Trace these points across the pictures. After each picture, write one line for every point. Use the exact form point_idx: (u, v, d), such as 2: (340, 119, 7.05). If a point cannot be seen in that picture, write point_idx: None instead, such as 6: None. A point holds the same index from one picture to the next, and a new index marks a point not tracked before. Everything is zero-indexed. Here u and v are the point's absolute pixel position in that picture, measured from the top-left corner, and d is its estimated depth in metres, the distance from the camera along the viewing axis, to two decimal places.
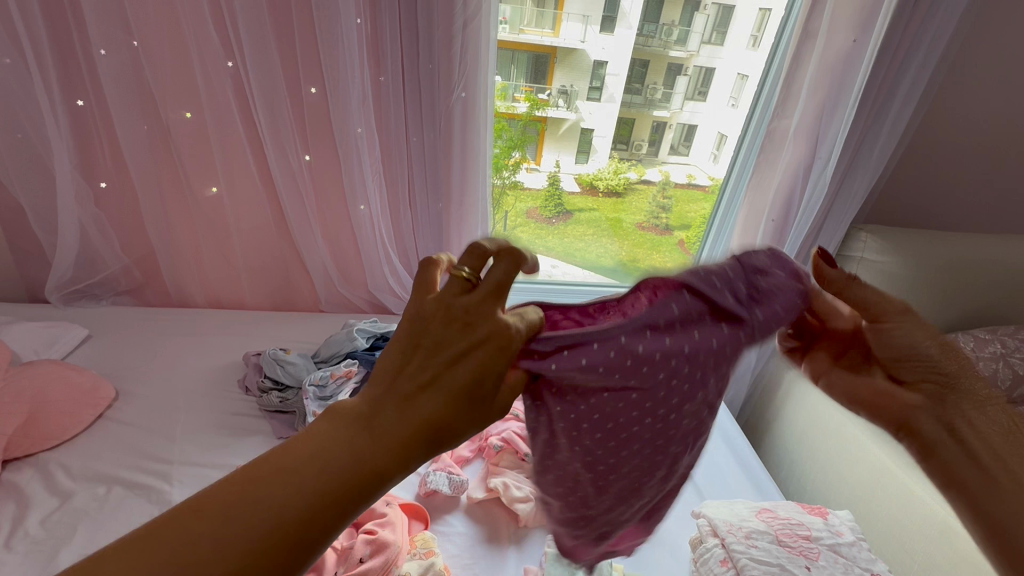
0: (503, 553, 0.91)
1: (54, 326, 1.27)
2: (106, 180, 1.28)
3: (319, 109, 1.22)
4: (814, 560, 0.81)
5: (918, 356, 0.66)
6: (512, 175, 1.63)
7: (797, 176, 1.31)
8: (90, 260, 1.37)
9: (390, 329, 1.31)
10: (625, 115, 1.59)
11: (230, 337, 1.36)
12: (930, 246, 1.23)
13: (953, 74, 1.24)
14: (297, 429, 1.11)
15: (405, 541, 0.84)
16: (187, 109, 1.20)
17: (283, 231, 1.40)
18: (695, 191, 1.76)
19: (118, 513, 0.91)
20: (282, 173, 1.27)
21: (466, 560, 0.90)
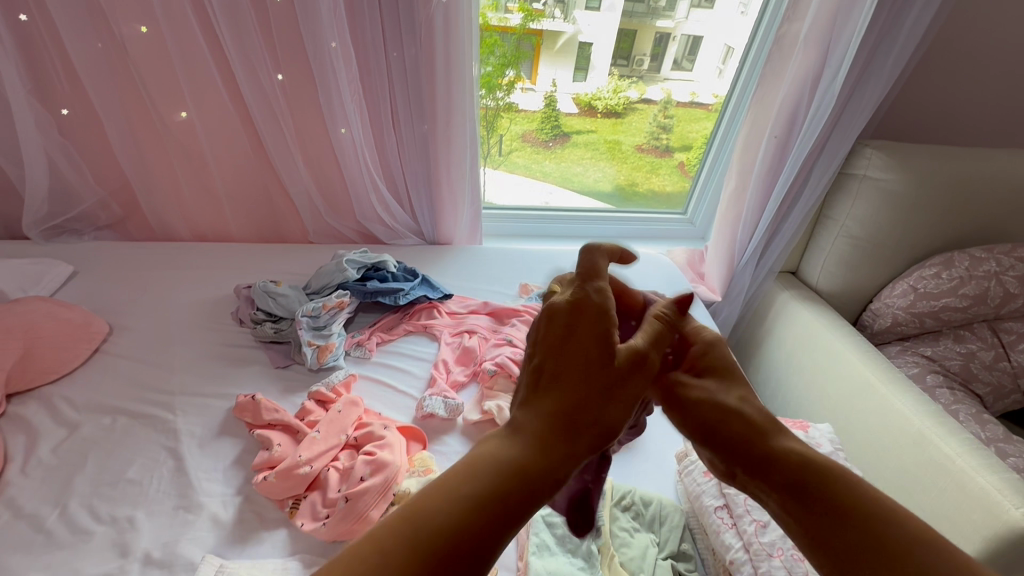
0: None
1: (37, 262, 1.25)
2: (67, 107, 1.20)
3: (288, 22, 1.12)
4: None
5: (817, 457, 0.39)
6: (506, 96, 1.53)
7: (804, 86, 1.23)
8: (63, 193, 1.32)
9: (380, 257, 1.28)
10: (626, 25, 1.47)
11: (219, 271, 1.34)
12: (938, 162, 1.18)
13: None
14: (294, 357, 1.12)
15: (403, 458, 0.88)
16: (142, 24, 1.09)
17: (263, 159, 1.34)
18: (698, 110, 1.67)
19: (126, 441, 0.95)
20: (254, 95, 1.19)
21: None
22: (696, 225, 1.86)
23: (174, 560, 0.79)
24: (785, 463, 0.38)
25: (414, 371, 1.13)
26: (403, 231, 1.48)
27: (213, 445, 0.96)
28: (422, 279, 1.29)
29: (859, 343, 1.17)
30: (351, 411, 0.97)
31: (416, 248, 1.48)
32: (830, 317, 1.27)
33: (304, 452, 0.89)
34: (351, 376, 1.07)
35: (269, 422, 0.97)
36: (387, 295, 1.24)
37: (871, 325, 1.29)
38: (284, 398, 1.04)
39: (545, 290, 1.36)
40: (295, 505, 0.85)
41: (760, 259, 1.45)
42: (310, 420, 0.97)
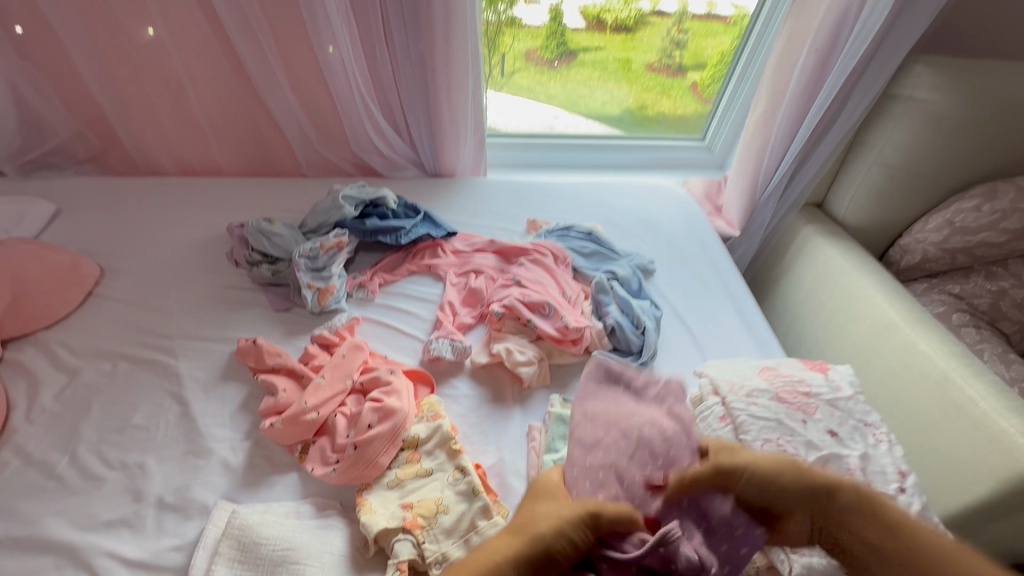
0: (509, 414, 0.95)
1: (16, 200, 1.18)
2: (22, 25, 1.09)
3: None
4: (811, 414, 0.83)
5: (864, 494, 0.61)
6: (508, 10, 1.38)
7: None
8: (34, 124, 1.22)
9: (379, 192, 1.20)
10: None
11: (209, 208, 1.27)
12: (993, 79, 1.06)
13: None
14: (295, 299, 1.08)
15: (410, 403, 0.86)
16: None
17: (244, 84, 1.22)
18: (716, 23, 1.51)
19: (129, 387, 0.93)
20: (228, 7, 1.06)
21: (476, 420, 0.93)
22: (713, 152, 1.71)
23: (189, 504, 0.80)
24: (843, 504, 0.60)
25: (419, 313, 1.09)
26: (401, 162, 1.38)
27: (217, 390, 0.94)
28: (424, 216, 1.22)
29: (886, 282, 1.12)
30: (356, 356, 0.94)
31: (417, 181, 1.39)
32: (857, 254, 1.21)
33: (310, 399, 0.87)
34: (355, 318, 1.03)
35: (273, 367, 0.94)
36: (388, 234, 1.17)
37: (897, 261, 1.23)
38: (287, 342, 1.01)
39: (554, 226, 1.28)
40: (304, 450, 0.85)
41: (783, 193, 1.32)
42: (314, 365, 0.94)
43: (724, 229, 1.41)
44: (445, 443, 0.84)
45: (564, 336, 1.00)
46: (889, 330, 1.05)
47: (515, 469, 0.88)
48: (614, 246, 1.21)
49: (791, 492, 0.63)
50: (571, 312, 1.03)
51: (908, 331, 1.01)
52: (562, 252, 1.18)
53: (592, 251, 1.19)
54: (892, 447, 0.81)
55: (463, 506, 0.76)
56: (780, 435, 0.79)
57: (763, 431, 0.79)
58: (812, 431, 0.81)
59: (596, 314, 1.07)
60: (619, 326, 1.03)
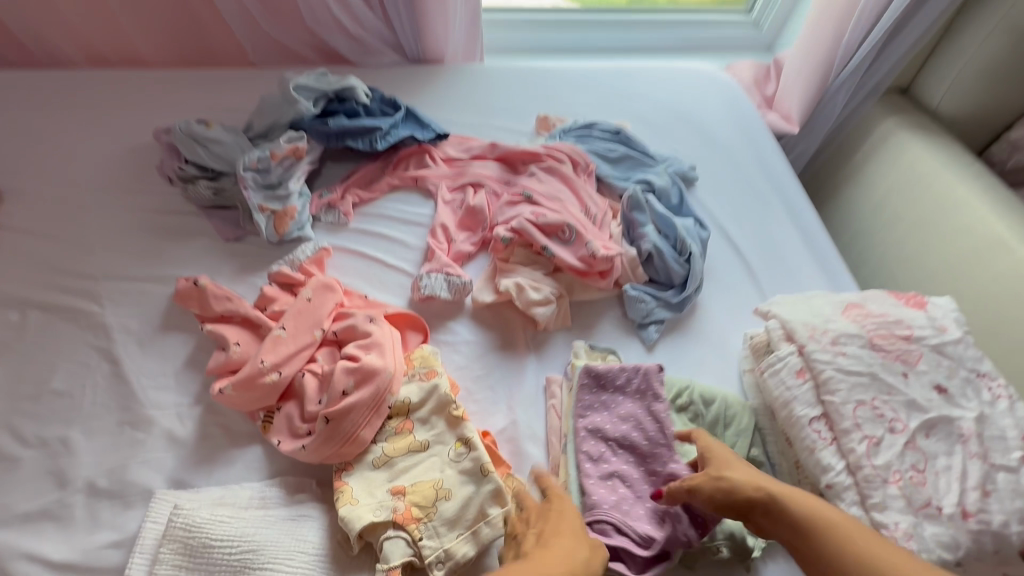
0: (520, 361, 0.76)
1: None
2: None
3: None
4: (913, 365, 0.64)
5: (849, 527, 0.52)
6: None
7: None
8: None
9: (344, 81, 0.92)
10: None
11: (133, 109, 1.00)
12: None
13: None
14: (246, 224, 0.85)
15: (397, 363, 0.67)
16: None
17: None
18: None
19: (44, 342, 0.74)
20: None
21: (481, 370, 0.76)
22: (762, 29, 1.38)
23: (127, 490, 0.64)
24: (767, 509, 0.55)
25: (405, 241, 0.87)
26: (375, 43, 1.07)
27: (156, 344, 0.75)
28: (406, 113, 0.95)
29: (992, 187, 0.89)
30: (325, 299, 0.74)
31: (396, 70, 1.09)
32: (953, 152, 0.96)
33: (268, 357, 0.68)
34: (323, 249, 0.81)
35: (223, 314, 0.75)
36: (359, 138, 0.91)
37: (1000, 162, 0.98)
38: (241, 281, 0.81)
39: (572, 123, 1.02)
40: (268, 419, 0.67)
41: (866, 72, 1.03)
42: (273, 311, 0.74)
43: (779, 124, 1.13)
44: (444, 408, 0.66)
45: (589, 268, 0.78)
46: (993, 249, 0.84)
47: (531, 433, 0.71)
48: (648, 149, 0.95)
49: (723, 499, 0.56)
50: (597, 237, 0.81)
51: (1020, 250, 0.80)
52: (582, 156, 0.93)
53: (620, 156, 0.94)
54: None
55: (469, 488, 0.61)
56: (875, 395, 0.61)
57: (856, 391, 0.61)
58: (915, 388, 0.62)
59: (627, 236, 0.85)
60: (657, 252, 0.82)
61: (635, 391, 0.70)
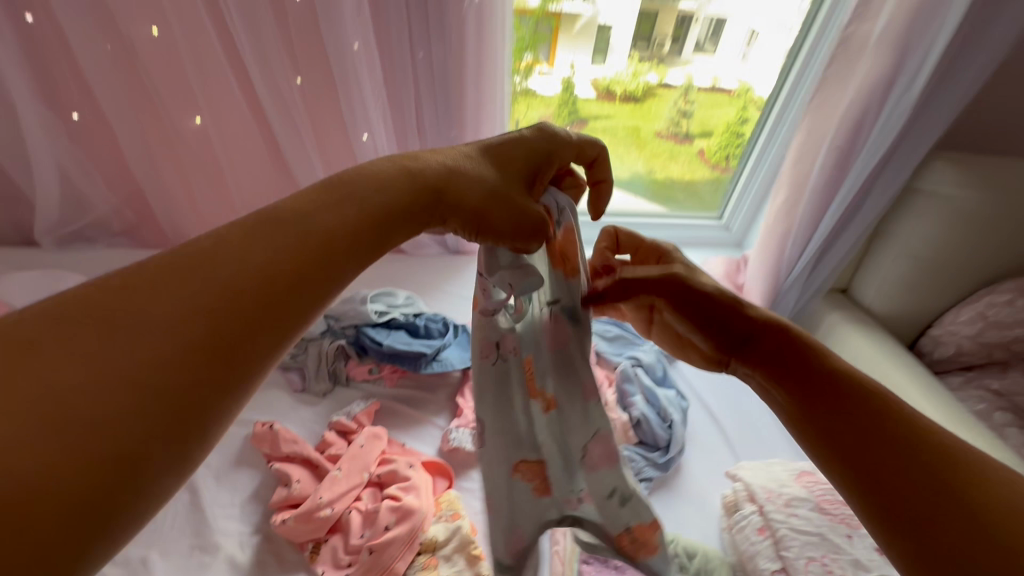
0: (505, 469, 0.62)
1: (49, 273, 1.17)
2: (76, 110, 1.12)
3: (307, 21, 1.03)
4: (856, 529, 0.77)
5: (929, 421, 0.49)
6: (524, 82, 1.36)
7: (872, 94, 1.07)
8: (75, 203, 1.23)
9: (410, 303, 1.15)
10: (647, 7, 1.36)
11: None
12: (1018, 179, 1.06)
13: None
14: (334, 383, 1.06)
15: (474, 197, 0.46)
16: (153, 26, 1.01)
17: (280, 166, 1.26)
18: (722, 95, 1.56)
19: None
20: (270, 97, 1.10)
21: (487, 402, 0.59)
22: (731, 231, 1.73)
23: None
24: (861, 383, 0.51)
25: (435, 397, 1.06)
26: (425, 239, 1.39)
27: (230, 477, 0.91)
28: (457, 339, 1.12)
29: (919, 375, 1.08)
30: (373, 446, 0.90)
31: (440, 259, 1.39)
32: (888, 344, 1.17)
33: (325, 493, 0.83)
34: (373, 403, 1.01)
35: (288, 455, 0.91)
36: (408, 359, 1.05)
37: (930, 352, 1.19)
38: (304, 425, 0.98)
39: None
40: (315, 549, 0.80)
41: (808, 280, 1.30)
42: (330, 454, 0.91)
43: None
44: (464, 548, 0.79)
45: None
46: None
47: None
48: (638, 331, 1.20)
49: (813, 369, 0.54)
50: None
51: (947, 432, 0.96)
52: None
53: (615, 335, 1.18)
54: None
55: None
56: (825, 553, 0.74)
57: (807, 548, 0.74)
58: (859, 548, 0.75)
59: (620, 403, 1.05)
60: (644, 419, 1.00)
61: None
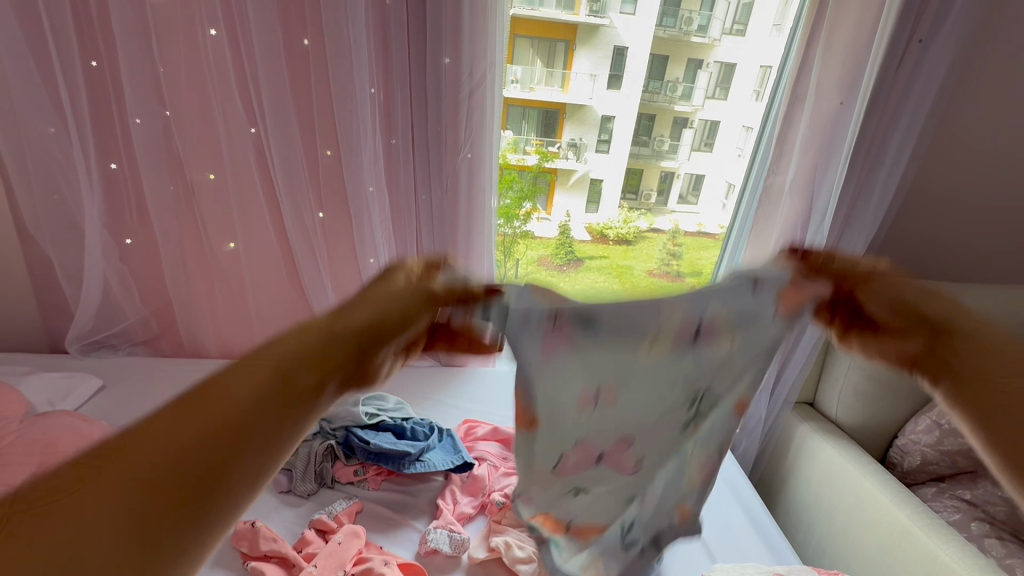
0: (585, 386, 0.69)
1: (72, 377, 1.29)
2: (131, 236, 1.34)
3: (333, 170, 1.28)
4: None
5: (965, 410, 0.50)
6: (523, 225, 1.64)
7: (795, 229, 1.29)
8: (109, 312, 1.40)
9: (399, 408, 1.26)
10: (634, 165, 1.61)
11: None
12: None
13: (948, 119, 1.24)
14: (319, 484, 1.10)
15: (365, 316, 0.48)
16: (211, 172, 1.27)
17: (296, 285, 1.44)
18: (706, 238, 1.71)
19: None
20: (296, 229, 1.31)
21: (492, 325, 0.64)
22: None
23: None
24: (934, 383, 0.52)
25: (417, 500, 1.09)
26: None
27: None
28: (440, 442, 1.19)
29: (890, 483, 1.11)
30: (351, 544, 0.93)
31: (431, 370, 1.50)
32: (857, 452, 1.22)
33: None
34: (355, 503, 1.04)
35: (266, 554, 0.91)
36: (392, 459, 1.11)
37: (900, 463, 1.24)
38: (286, 526, 1.00)
39: None
40: None
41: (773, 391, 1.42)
42: (308, 552, 0.93)
43: None
44: None
45: None
46: (906, 538, 1.01)
47: None
48: None
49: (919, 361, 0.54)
50: None
51: (924, 540, 0.97)
52: None
53: None
54: None
55: None
56: None
57: None
58: None
59: None
60: None
61: None
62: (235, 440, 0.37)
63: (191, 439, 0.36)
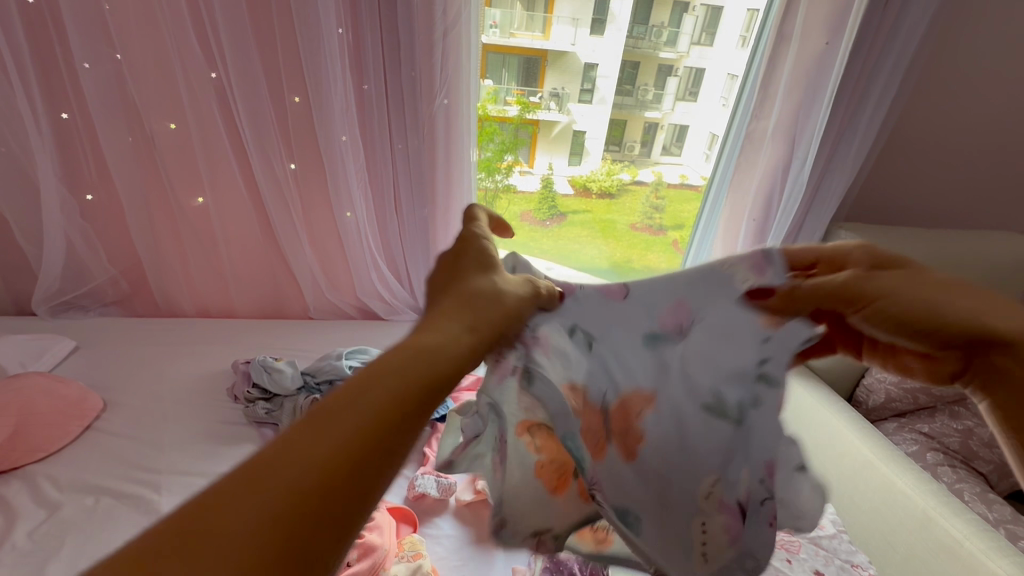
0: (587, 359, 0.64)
1: (43, 338, 1.26)
2: (91, 192, 1.27)
3: (303, 119, 1.22)
4: (795, 553, 0.82)
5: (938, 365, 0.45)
6: (505, 178, 1.62)
7: (775, 175, 1.31)
8: (76, 272, 1.36)
9: None
10: (616, 116, 1.57)
11: (218, 347, 1.36)
12: (910, 245, 1.25)
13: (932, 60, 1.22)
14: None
15: (509, 321, 0.45)
16: (171, 122, 1.20)
17: (270, 241, 1.41)
18: (688, 191, 1.71)
19: (105, 524, 0.91)
20: (267, 182, 1.27)
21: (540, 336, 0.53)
22: None
23: None
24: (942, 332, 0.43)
25: None
26: (400, 306, 1.51)
27: None
28: None
29: (854, 419, 1.17)
30: None
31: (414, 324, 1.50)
32: (825, 392, 1.27)
33: None
34: None
35: None
36: None
37: (865, 401, 1.30)
38: None
39: None
40: None
41: None
42: None
43: None
44: None
45: None
46: (867, 468, 1.07)
47: None
48: None
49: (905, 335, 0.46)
50: None
51: (882, 470, 1.04)
52: None
53: None
54: None
55: None
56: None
57: None
58: (799, 570, 0.80)
59: None
60: None
61: None
62: (325, 534, 0.27)
63: (339, 457, 0.29)
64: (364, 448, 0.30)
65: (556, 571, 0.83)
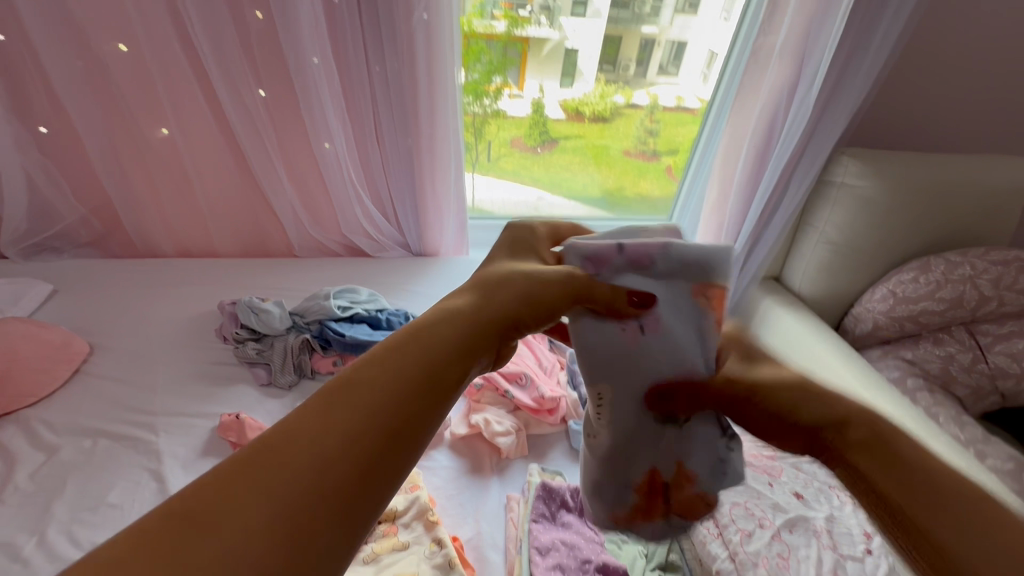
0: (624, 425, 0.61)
1: (18, 282, 1.22)
2: (46, 124, 1.18)
3: (268, 38, 1.11)
4: (777, 477, 0.87)
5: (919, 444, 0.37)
6: (493, 103, 1.52)
7: (781, 97, 1.26)
8: (44, 212, 1.29)
9: (373, 300, 1.25)
10: (612, 32, 1.44)
11: (202, 287, 1.33)
12: (912, 169, 1.22)
13: None
14: (299, 376, 1.12)
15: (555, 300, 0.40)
16: (122, 42, 1.08)
17: (246, 175, 1.33)
18: (683, 114, 1.63)
19: (106, 464, 0.93)
20: (236, 110, 1.18)
21: (592, 359, 0.49)
22: None
23: None
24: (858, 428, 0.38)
25: None
26: (388, 242, 1.47)
27: (196, 466, 0.94)
28: None
29: (839, 347, 1.20)
30: None
31: (402, 260, 1.46)
32: (813, 322, 1.29)
33: None
34: None
35: None
36: (370, 349, 1.13)
37: (851, 329, 1.33)
38: (270, 415, 1.04)
39: None
40: None
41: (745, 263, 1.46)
42: None
43: None
44: (422, 514, 0.85)
45: (540, 406, 1.04)
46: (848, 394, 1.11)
47: (493, 541, 0.86)
48: None
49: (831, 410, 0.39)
50: (546, 382, 1.09)
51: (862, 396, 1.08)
52: None
53: None
54: (856, 509, 0.84)
55: None
56: (747, 499, 0.83)
57: (731, 494, 0.83)
58: (778, 493, 0.84)
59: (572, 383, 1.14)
60: None
61: (575, 508, 0.89)
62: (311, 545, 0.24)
63: (333, 482, 0.25)
64: (378, 439, 0.27)
65: (548, 497, 0.89)
